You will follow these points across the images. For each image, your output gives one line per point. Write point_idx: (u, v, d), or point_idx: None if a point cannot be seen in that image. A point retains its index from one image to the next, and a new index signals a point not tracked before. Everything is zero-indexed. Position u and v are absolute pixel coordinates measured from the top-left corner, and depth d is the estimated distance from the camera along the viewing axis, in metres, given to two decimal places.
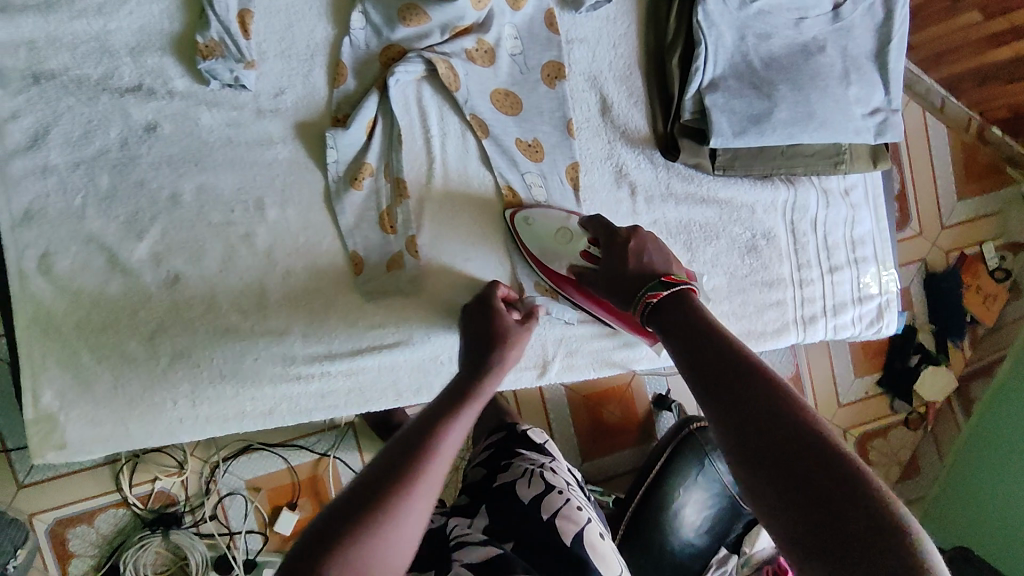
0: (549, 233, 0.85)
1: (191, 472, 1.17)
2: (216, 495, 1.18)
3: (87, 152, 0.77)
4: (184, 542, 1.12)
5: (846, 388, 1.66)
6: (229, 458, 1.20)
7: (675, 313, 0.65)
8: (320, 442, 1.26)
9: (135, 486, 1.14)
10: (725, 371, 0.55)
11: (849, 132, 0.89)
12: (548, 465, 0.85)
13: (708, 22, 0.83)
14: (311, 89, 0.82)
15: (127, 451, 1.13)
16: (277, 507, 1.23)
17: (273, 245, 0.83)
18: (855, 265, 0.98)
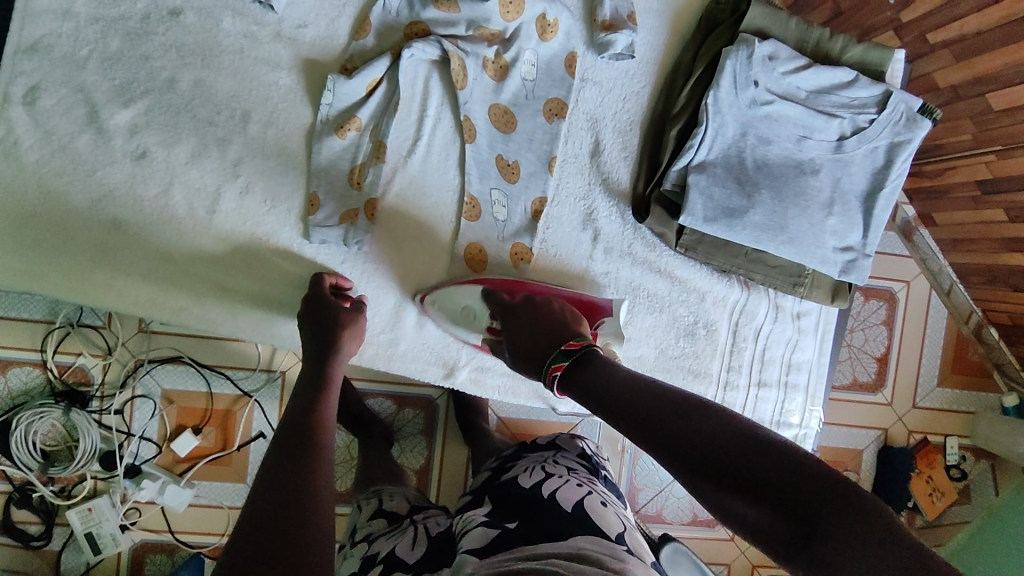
0: (458, 312, 0.87)
1: (116, 361, 1.15)
2: (130, 392, 1.16)
3: (110, 13, 0.81)
4: (80, 423, 1.09)
5: None
6: (156, 362, 1.17)
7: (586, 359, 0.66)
8: (246, 380, 1.21)
9: (59, 354, 1.14)
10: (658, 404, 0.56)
11: (814, 257, 0.89)
12: (552, 458, 0.89)
13: (714, 109, 0.86)
14: (332, 33, 0.86)
15: (64, 317, 1.14)
16: (181, 426, 1.19)
17: (243, 159, 0.85)
18: (784, 387, 0.98)
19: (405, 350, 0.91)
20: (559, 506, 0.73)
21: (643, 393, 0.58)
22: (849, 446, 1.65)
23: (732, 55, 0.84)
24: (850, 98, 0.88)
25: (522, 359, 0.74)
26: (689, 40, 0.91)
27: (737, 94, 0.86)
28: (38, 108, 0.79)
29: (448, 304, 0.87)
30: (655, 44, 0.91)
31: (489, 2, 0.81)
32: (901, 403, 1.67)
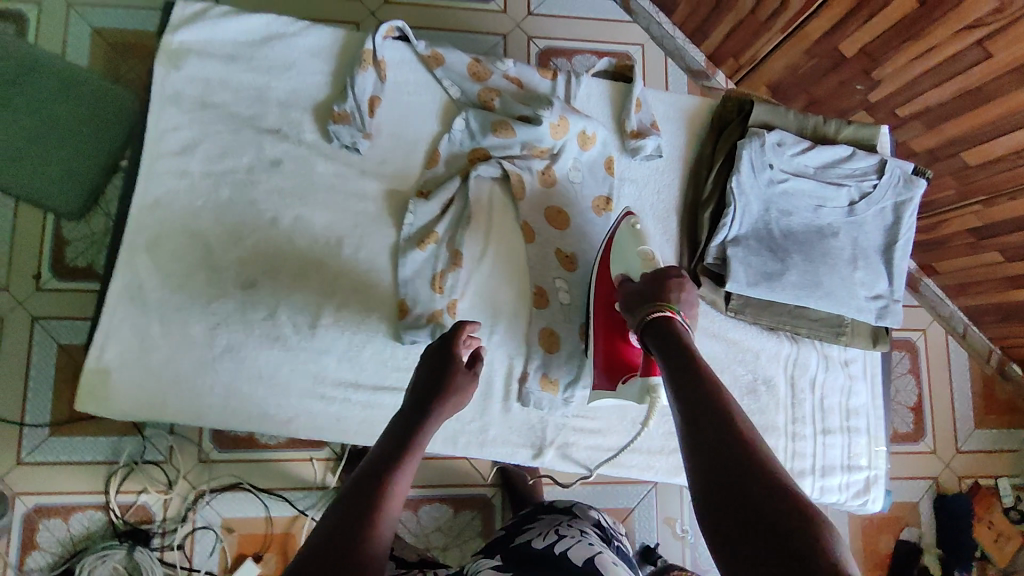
0: (632, 252, 0.91)
1: (176, 494, 1.20)
2: (191, 524, 1.20)
3: (219, 168, 0.95)
4: (144, 563, 1.14)
5: None
6: (217, 491, 1.22)
7: (674, 339, 0.72)
8: (302, 499, 1.25)
9: (122, 493, 1.18)
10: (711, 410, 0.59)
11: (850, 307, 0.99)
12: (570, 522, 0.87)
13: (739, 191, 0.99)
14: (407, 165, 1.00)
15: (129, 456, 1.19)
16: (242, 555, 1.22)
17: (339, 278, 0.96)
18: (846, 432, 1.03)
19: (497, 432, 0.98)
20: (570, 566, 0.73)
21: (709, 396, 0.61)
22: (905, 499, 1.67)
23: (747, 146, 0.99)
24: (852, 169, 1.02)
25: (637, 307, 0.80)
26: (705, 138, 1.06)
27: (757, 176, 1.00)
28: (162, 254, 0.92)
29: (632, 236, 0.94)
30: (677, 143, 1.06)
31: (541, 126, 0.97)
32: (946, 449, 1.71)
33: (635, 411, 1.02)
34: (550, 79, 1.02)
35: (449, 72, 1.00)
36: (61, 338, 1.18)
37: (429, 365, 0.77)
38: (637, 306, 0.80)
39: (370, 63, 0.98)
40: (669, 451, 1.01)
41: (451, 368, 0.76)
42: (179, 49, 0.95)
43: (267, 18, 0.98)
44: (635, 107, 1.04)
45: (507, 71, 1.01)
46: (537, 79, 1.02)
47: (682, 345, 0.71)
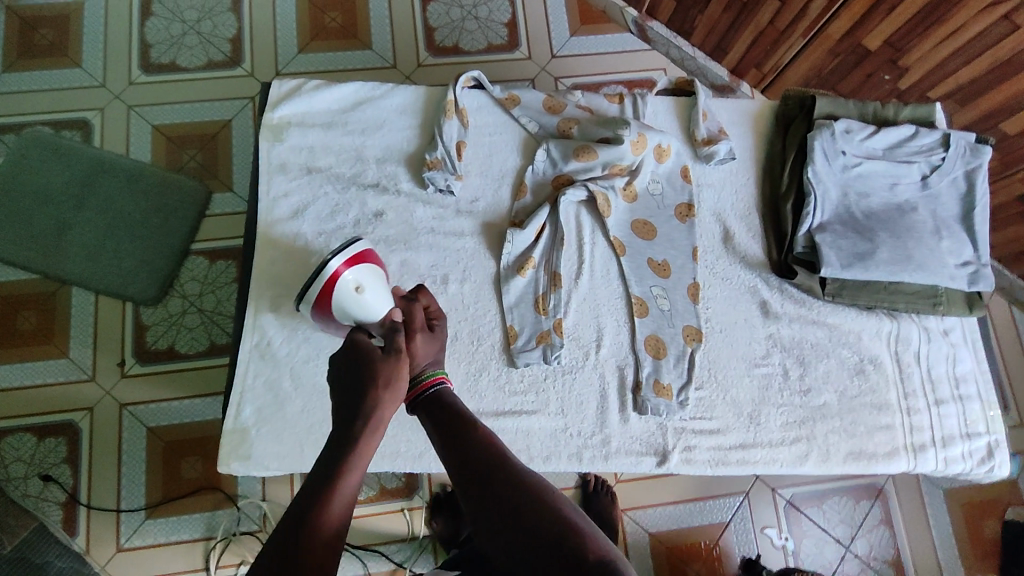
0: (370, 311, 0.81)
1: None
2: None
3: (329, 225, 1.01)
4: None
5: None
6: None
7: (446, 405, 0.68)
8: (398, 551, 1.29)
9: (219, 568, 1.29)
10: (519, 494, 0.58)
11: (944, 276, 1.02)
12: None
13: (816, 179, 1.04)
14: (498, 199, 1.06)
15: (222, 531, 1.31)
16: None
17: (449, 313, 1.01)
18: (959, 400, 1.04)
19: (620, 444, 0.98)
20: None
21: (511, 477, 0.60)
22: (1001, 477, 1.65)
23: (817, 138, 1.04)
24: (919, 146, 1.07)
25: (343, 370, 0.68)
26: (772, 135, 1.12)
27: (831, 164, 1.05)
28: (284, 310, 0.97)
29: (350, 312, 0.81)
30: (746, 145, 1.12)
31: (622, 145, 1.03)
32: None
33: (750, 406, 1.01)
34: (618, 103, 1.10)
35: (525, 110, 1.08)
36: (147, 421, 1.35)
37: (343, 371, 0.68)
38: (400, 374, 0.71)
39: (453, 112, 1.06)
40: (791, 443, 1.00)
41: (355, 384, 0.66)
42: (280, 123, 1.05)
43: (355, 86, 1.08)
44: (703, 117, 1.10)
45: (579, 101, 1.09)
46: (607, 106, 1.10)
47: (459, 412, 0.67)
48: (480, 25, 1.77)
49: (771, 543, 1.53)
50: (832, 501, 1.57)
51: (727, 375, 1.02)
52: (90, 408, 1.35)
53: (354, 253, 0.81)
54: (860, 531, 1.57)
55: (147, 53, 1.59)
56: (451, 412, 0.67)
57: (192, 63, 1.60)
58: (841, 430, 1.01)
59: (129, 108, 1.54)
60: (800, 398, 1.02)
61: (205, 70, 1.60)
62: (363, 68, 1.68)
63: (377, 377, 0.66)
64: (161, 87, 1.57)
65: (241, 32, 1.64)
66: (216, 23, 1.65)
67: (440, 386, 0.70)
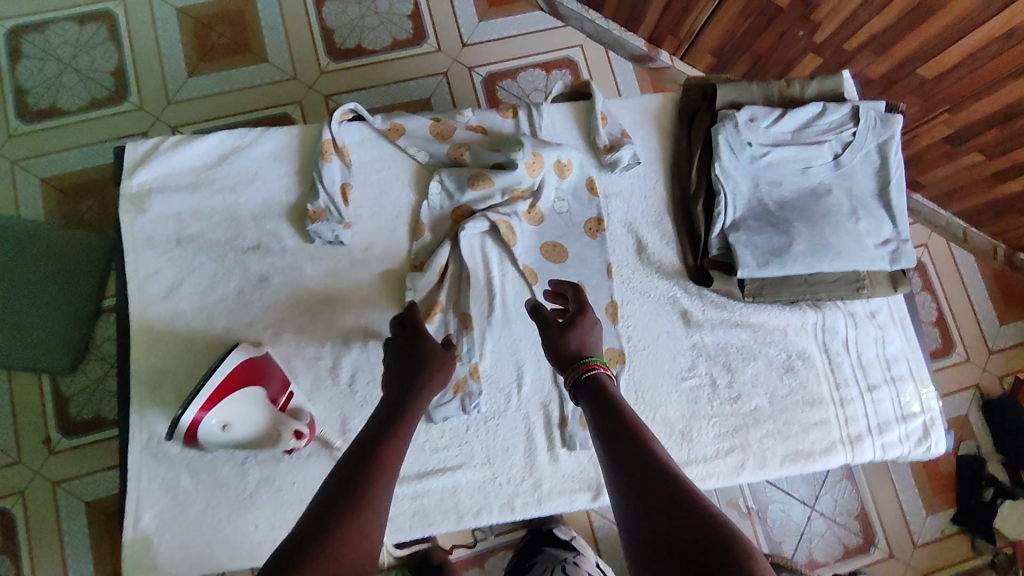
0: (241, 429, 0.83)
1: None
2: None
3: (211, 299, 0.94)
4: None
5: (920, 526, 1.61)
6: None
7: (602, 388, 0.66)
8: None
9: None
10: (654, 467, 0.54)
11: (864, 259, 0.98)
12: (572, 558, 1.10)
13: (725, 175, 0.99)
14: (394, 241, 0.98)
15: None
16: None
17: (355, 375, 0.94)
18: (892, 383, 1.01)
19: (551, 485, 0.94)
20: None
21: (648, 452, 0.55)
22: (953, 414, 1.69)
23: (721, 131, 0.98)
24: (828, 123, 1.02)
25: (399, 347, 0.78)
26: (677, 131, 1.05)
27: (738, 156, 0.99)
28: (176, 402, 0.90)
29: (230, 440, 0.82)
30: (651, 145, 1.05)
31: (517, 168, 0.96)
32: (978, 353, 1.74)
33: (680, 423, 0.96)
34: (511, 117, 1.01)
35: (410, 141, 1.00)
36: (86, 495, 1.27)
37: (404, 351, 0.77)
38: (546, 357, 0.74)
39: (332, 152, 0.97)
40: (726, 454, 0.96)
41: (417, 359, 0.75)
42: (140, 191, 0.95)
43: (220, 136, 0.98)
44: (602, 122, 1.03)
45: (470, 120, 1.00)
46: (502, 121, 1.01)
47: (609, 394, 0.64)
48: (381, 21, 1.63)
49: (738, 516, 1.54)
50: None
51: (655, 394, 0.97)
52: (20, 492, 1.26)
53: (207, 393, 0.79)
54: (824, 489, 1.59)
55: (23, 99, 1.45)
56: (606, 392, 0.64)
57: (74, 105, 1.47)
58: (776, 432, 0.97)
59: (13, 163, 1.41)
60: (731, 405, 0.98)
61: (91, 110, 1.47)
62: (262, 84, 1.55)
63: (437, 358, 0.75)
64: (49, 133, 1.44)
65: (124, 62, 1.51)
66: (95, 56, 1.50)
67: (594, 370, 0.68)
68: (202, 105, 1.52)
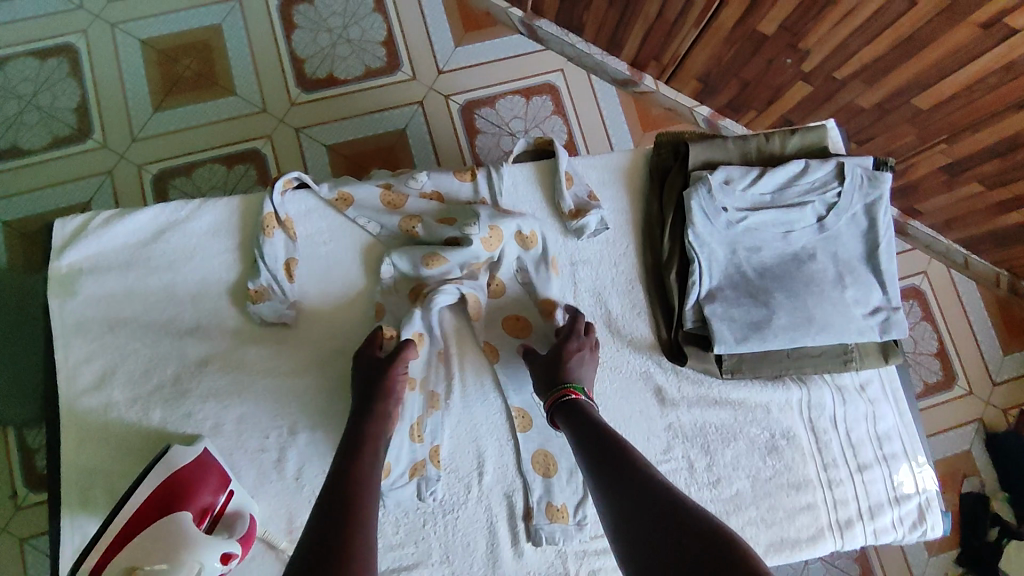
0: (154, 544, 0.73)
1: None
2: None
3: (145, 388, 0.87)
4: None
5: (922, 564, 1.56)
6: None
7: (579, 409, 0.77)
8: None
9: None
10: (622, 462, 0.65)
11: (851, 332, 0.91)
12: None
13: (699, 243, 0.91)
14: (344, 318, 0.91)
15: None
16: None
17: (302, 468, 0.87)
18: (884, 462, 0.94)
19: None
20: None
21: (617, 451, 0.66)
22: (953, 450, 1.62)
23: (694, 196, 0.91)
24: (810, 183, 0.94)
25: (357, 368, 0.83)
26: (648, 192, 0.98)
27: (713, 222, 0.92)
28: (108, 503, 0.84)
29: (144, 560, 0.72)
30: (620, 207, 0.98)
31: (473, 243, 0.89)
32: (981, 385, 1.66)
33: None
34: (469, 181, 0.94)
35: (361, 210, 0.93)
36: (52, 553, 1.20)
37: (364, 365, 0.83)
38: (539, 380, 0.83)
39: (275, 225, 0.90)
40: None
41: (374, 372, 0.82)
42: (69, 272, 0.88)
43: (156, 210, 0.91)
44: (567, 183, 0.96)
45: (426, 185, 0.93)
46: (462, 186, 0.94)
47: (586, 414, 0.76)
48: (353, 49, 1.54)
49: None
50: None
51: None
52: None
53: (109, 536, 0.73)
54: None
55: None
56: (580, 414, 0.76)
57: (35, 145, 1.40)
58: (759, 519, 0.90)
59: None
60: (709, 491, 0.91)
61: (53, 150, 1.41)
62: (228, 118, 1.47)
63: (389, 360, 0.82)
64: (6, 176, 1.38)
65: (87, 98, 1.44)
66: (57, 93, 1.44)
67: (571, 395, 0.79)
68: (167, 142, 1.44)
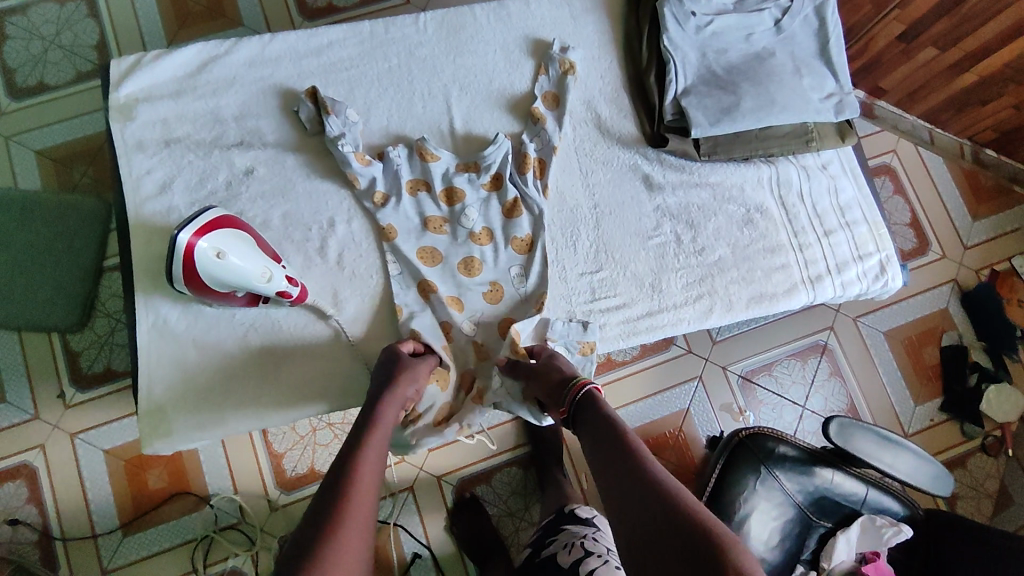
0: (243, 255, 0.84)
1: (260, 547, 1.32)
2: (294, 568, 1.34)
3: (201, 193, 1.00)
4: None
5: (909, 416, 1.62)
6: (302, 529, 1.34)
7: (589, 410, 0.81)
8: (381, 510, 1.36)
9: (210, 565, 1.31)
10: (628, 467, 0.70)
11: (810, 112, 1.04)
12: (591, 534, 1.04)
13: (673, 46, 1.05)
14: (369, 131, 1.05)
15: (203, 531, 1.32)
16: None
17: (342, 252, 1.00)
18: (847, 227, 1.07)
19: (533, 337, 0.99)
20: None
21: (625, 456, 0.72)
22: (930, 309, 1.67)
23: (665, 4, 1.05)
24: None
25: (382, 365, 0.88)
26: (626, 14, 1.12)
27: (684, 28, 1.06)
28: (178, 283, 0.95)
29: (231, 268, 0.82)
30: (602, 30, 1.12)
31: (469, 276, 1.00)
32: (953, 248, 1.71)
33: (648, 275, 1.03)
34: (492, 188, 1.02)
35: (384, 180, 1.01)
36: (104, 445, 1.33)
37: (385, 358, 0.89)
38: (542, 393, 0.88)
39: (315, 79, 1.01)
40: (694, 301, 1.02)
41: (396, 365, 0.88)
42: (127, 101, 1.02)
43: (197, 47, 1.05)
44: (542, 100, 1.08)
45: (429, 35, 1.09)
46: (505, 240, 1.01)
47: (599, 412, 0.80)
48: None
49: (731, 419, 1.57)
50: (781, 367, 1.61)
51: (624, 252, 1.03)
52: (43, 445, 1.31)
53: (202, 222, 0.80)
54: (813, 387, 1.60)
55: (11, 79, 1.46)
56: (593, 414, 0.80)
57: (60, 80, 1.47)
58: (740, 279, 1.03)
59: (7, 138, 1.42)
60: (696, 258, 1.04)
61: (77, 84, 1.47)
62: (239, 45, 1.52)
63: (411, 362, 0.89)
64: (28, 104, 1.45)
65: (105, 34, 1.50)
66: (77, 32, 1.49)
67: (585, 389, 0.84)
68: None
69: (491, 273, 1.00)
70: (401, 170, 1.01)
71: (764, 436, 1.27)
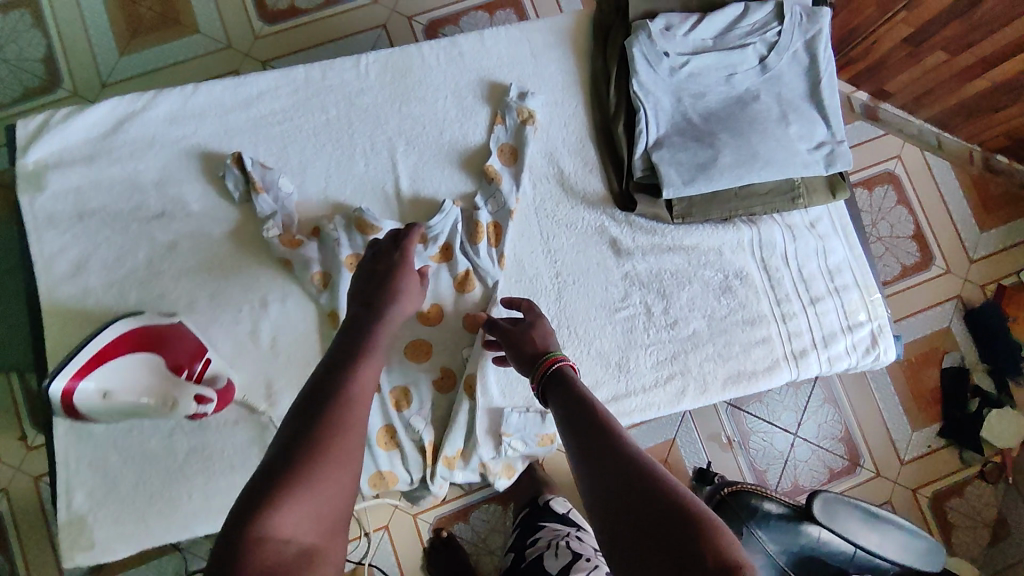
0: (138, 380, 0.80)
1: None
2: None
3: (120, 273, 0.91)
4: None
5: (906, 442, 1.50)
6: None
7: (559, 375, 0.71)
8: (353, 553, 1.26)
9: None
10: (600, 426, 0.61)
11: (796, 166, 0.92)
12: (574, 533, 1.00)
13: (644, 91, 0.93)
14: (305, 195, 0.95)
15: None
16: None
17: (276, 335, 0.91)
18: (836, 293, 0.97)
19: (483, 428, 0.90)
20: None
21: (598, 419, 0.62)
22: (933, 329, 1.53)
23: (634, 43, 0.92)
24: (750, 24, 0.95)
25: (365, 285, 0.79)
26: (593, 50, 1.00)
27: (656, 69, 0.93)
28: None
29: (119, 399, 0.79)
30: (566, 68, 1.00)
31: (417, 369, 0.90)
32: (958, 263, 1.56)
33: (614, 353, 0.93)
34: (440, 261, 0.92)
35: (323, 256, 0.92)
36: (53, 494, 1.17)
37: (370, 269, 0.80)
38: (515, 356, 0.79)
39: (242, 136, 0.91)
40: (664, 382, 0.93)
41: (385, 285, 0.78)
42: (35, 168, 0.91)
43: (111, 103, 0.93)
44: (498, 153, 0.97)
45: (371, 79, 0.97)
46: (457, 318, 0.92)
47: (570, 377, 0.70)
48: None
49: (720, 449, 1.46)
50: (773, 394, 1.50)
51: (587, 329, 0.93)
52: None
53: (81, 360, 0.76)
54: (806, 415, 1.49)
55: None
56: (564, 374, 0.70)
57: None
58: (716, 355, 0.94)
59: None
60: (668, 332, 0.94)
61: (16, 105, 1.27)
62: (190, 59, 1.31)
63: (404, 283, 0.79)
64: None
65: (51, 47, 1.28)
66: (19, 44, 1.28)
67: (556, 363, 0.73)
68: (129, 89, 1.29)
69: (443, 359, 0.92)
70: (341, 246, 0.91)
71: (747, 492, 1.21)
